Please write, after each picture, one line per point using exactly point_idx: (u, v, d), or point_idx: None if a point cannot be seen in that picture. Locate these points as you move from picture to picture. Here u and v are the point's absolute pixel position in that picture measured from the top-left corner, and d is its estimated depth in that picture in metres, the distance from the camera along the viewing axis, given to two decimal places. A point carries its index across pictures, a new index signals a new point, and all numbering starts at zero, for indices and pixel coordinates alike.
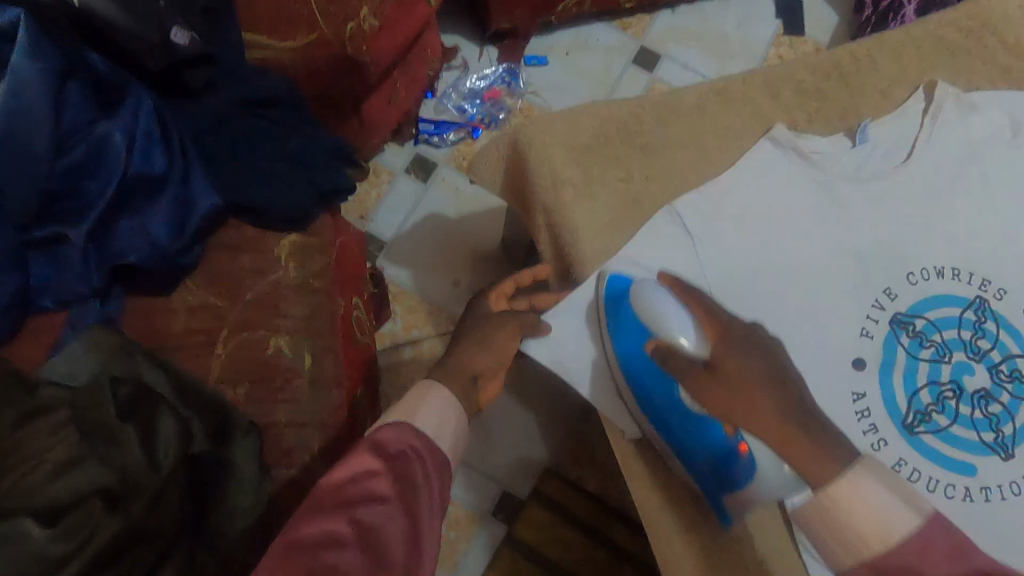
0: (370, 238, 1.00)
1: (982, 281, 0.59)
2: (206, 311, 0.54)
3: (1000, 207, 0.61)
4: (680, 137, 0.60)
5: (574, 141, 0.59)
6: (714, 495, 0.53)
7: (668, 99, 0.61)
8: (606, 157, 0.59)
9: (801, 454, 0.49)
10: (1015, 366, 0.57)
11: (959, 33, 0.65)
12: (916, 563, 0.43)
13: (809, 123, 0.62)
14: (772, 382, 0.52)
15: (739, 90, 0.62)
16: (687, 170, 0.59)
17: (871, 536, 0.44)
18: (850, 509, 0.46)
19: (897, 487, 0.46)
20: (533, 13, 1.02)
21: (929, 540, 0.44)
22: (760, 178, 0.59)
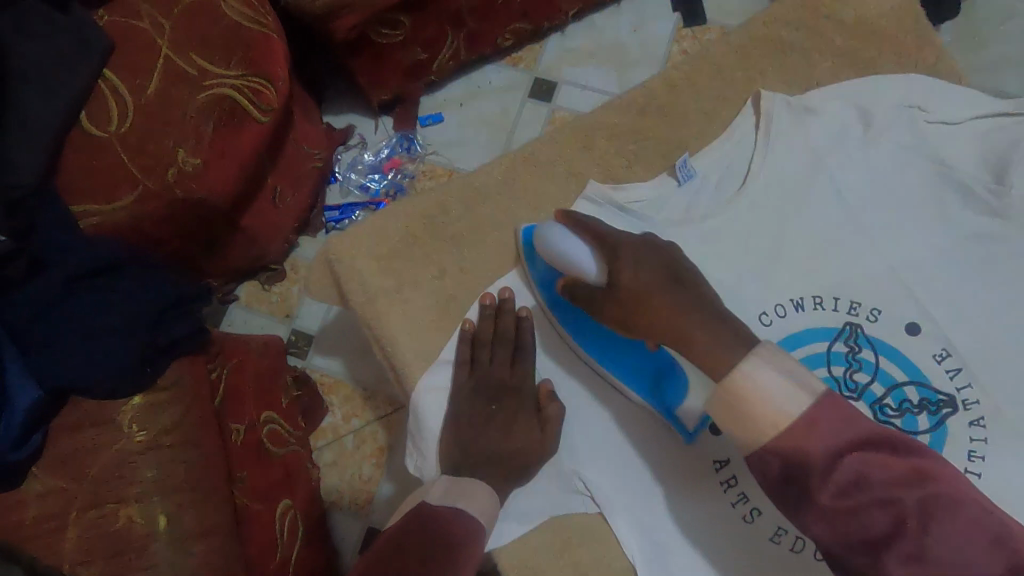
0: (297, 334, 1.01)
1: (850, 304, 0.52)
2: (56, 495, 0.55)
3: (859, 214, 0.54)
4: (491, 218, 0.57)
5: (381, 248, 0.57)
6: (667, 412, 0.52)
7: (475, 180, 0.59)
8: (416, 255, 0.57)
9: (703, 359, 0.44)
10: (903, 397, 0.51)
11: (786, 26, 0.59)
12: (804, 440, 0.38)
13: (629, 169, 0.58)
14: (672, 282, 0.47)
15: (547, 152, 0.58)
16: (503, 251, 0.57)
17: (765, 420, 0.39)
18: (746, 399, 0.40)
19: (791, 367, 0.40)
20: (410, 78, 1.01)
21: (816, 416, 0.38)
22: None
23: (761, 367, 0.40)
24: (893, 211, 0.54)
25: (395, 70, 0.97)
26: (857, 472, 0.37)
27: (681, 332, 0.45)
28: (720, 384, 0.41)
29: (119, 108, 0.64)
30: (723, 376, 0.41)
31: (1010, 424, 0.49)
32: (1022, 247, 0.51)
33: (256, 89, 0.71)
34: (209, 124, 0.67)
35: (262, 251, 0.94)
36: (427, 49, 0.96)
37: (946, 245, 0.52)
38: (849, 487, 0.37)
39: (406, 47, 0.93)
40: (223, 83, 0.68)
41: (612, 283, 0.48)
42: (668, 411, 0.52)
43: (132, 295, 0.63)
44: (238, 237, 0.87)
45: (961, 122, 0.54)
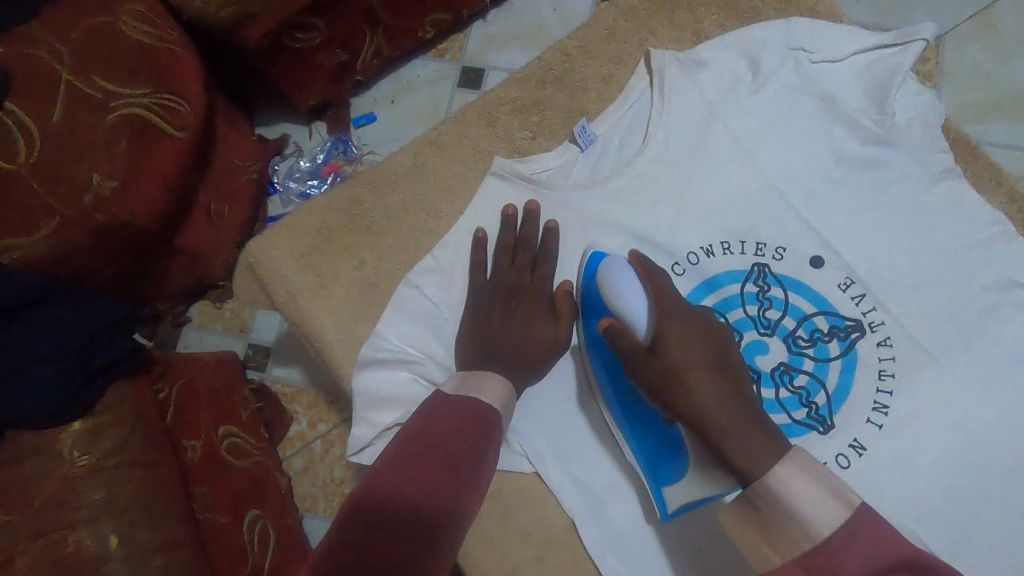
0: (254, 347, 1.01)
1: (756, 245, 0.54)
2: (2, 531, 0.53)
3: (758, 159, 0.55)
4: (405, 204, 0.58)
5: (299, 246, 0.58)
6: (656, 486, 0.53)
7: (387, 168, 0.59)
8: (337, 250, 0.57)
9: (732, 444, 0.43)
10: (814, 327, 0.52)
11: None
12: (834, 562, 0.38)
13: (534, 140, 0.59)
14: (719, 370, 0.46)
15: (454, 133, 0.59)
16: (420, 234, 0.58)
17: (797, 532, 0.39)
18: (775, 500, 0.41)
19: (829, 480, 0.40)
20: (335, 81, 1.01)
21: (855, 532, 0.38)
22: (493, 219, 0.57)
23: (799, 475, 0.41)
24: (789, 151, 0.55)
25: (318, 74, 0.97)
26: None
27: (701, 415, 0.45)
28: (750, 486, 0.42)
29: (25, 141, 0.62)
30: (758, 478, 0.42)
31: (915, 343, 0.51)
32: (907, 173, 0.54)
33: (168, 106, 0.73)
34: (123, 144, 0.68)
35: (206, 270, 0.94)
36: (347, 50, 0.96)
37: (841, 178, 0.54)
38: None
39: (325, 49, 0.93)
40: (134, 104, 0.69)
41: (656, 349, 0.47)
42: (656, 485, 0.53)
43: (59, 318, 0.63)
44: (178, 257, 0.87)
45: (843, 59, 0.56)
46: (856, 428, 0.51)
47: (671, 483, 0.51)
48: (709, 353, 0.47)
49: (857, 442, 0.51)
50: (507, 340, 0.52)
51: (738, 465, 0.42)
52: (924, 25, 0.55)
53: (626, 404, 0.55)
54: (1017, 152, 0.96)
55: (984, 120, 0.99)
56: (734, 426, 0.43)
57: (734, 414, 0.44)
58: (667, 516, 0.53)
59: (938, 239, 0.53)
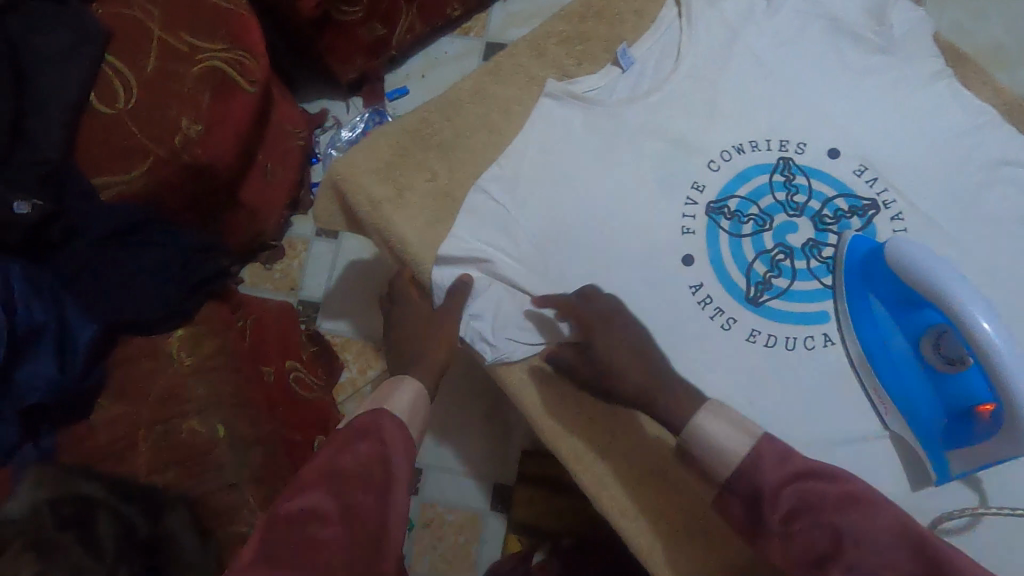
0: (304, 303, 1.08)
1: (780, 142, 0.62)
2: (123, 419, 0.63)
3: (776, 71, 0.64)
4: (469, 124, 0.66)
5: (377, 163, 0.65)
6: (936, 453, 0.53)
7: (451, 95, 0.67)
8: (410, 165, 0.65)
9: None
10: (836, 207, 0.60)
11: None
12: (743, 469, 0.44)
13: (579, 66, 0.67)
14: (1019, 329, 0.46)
15: (508, 63, 0.67)
16: (484, 149, 0.65)
17: (720, 460, 0.46)
18: (699, 442, 0.47)
19: (741, 423, 0.46)
20: (373, 55, 1.09)
21: (759, 454, 0.44)
22: (549, 132, 0.64)
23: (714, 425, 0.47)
24: (803, 64, 0.64)
25: (359, 48, 1.06)
26: (791, 505, 0.41)
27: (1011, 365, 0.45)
28: (681, 436, 0.48)
29: (124, 87, 0.71)
30: None
31: (924, 217, 0.59)
32: (905, 77, 0.62)
33: (243, 62, 0.80)
34: (207, 93, 0.75)
35: (260, 227, 1.01)
36: (385, 25, 1.05)
37: (850, 82, 0.63)
38: (795, 511, 0.41)
39: (366, 24, 1.02)
40: (215, 58, 0.76)
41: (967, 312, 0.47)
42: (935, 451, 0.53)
43: (155, 250, 0.74)
44: (239, 212, 0.94)
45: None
46: None
47: (957, 449, 0.51)
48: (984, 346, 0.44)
49: None
50: (415, 350, 0.58)
51: None
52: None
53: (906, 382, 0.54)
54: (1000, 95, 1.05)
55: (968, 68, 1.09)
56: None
57: None
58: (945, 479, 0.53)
59: (936, 131, 0.61)
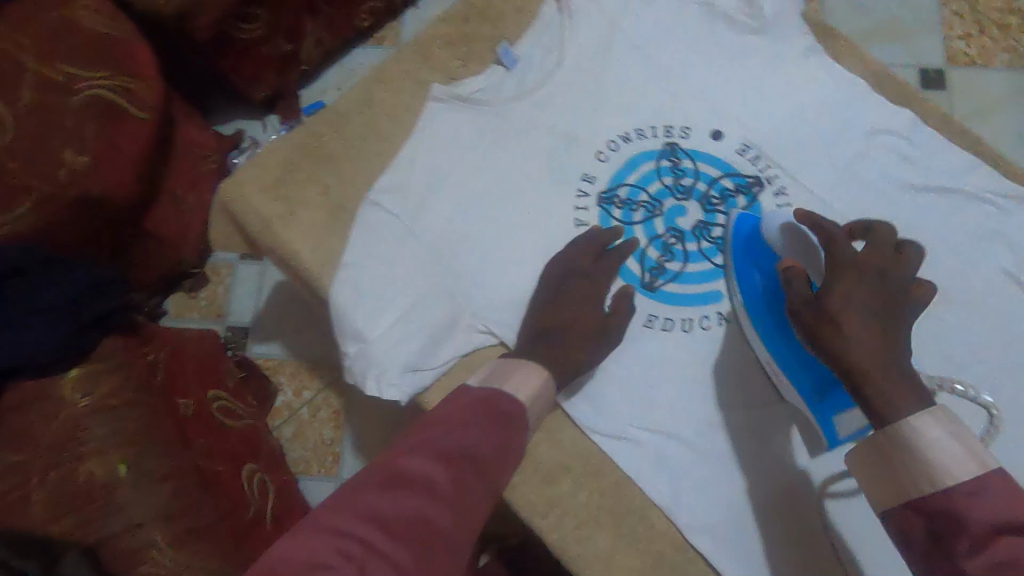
0: (232, 329, 1.05)
1: (665, 129, 0.63)
2: (14, 469, 0.58)
3: (655, 60, 0.65)
4: (359, 134, 0.65)
5: (267, 181, 0.64)
6: (822, 420, 0.53)
7: (338, 105, 0.66)
8: (301, 180, 0.64)
9: (874, 386, 0.44)
10: (722, 187, 0.61)
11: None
12: (960, 504, 0.38)
13: (466, 68, 0.67)
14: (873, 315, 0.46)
15: (394, 69, 0.67)
16: (376, 158, 0.65)
17: (923, 474, 0.41)
18: (908, 445, 0.42)
19: (964, 434, 0.41)
20: (283, 71, 1.08)
21: (986, 483, 0.38)
22: (438, 136, 0.64)
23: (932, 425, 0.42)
24: (678, 50, 0.65)
25: (266, 65, 1.04)
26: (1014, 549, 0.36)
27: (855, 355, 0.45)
28: (881, 428, 0.43)
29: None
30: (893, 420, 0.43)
31: (806, 190, 0.61)
32: (778, 56, 0.64)
33: (130, 90, 0.78)
34: (91, 126, 0.73)
35: (179, 255, 0.99)
36: (290, 40, 1.04)
37: (726, 63, 0.64)
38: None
39: (269, 40, 1.01)
40: (95, 85, 0.74)
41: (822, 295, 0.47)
42: (822, 419, 0.53)
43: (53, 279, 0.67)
44: (150, 241, 0.92)
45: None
46: None
47: (840, 412, 0.51)
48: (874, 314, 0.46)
49: None
50: None
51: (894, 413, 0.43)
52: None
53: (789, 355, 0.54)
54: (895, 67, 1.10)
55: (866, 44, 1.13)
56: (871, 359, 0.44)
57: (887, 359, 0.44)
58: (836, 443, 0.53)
59: (809, 107, 0.63)
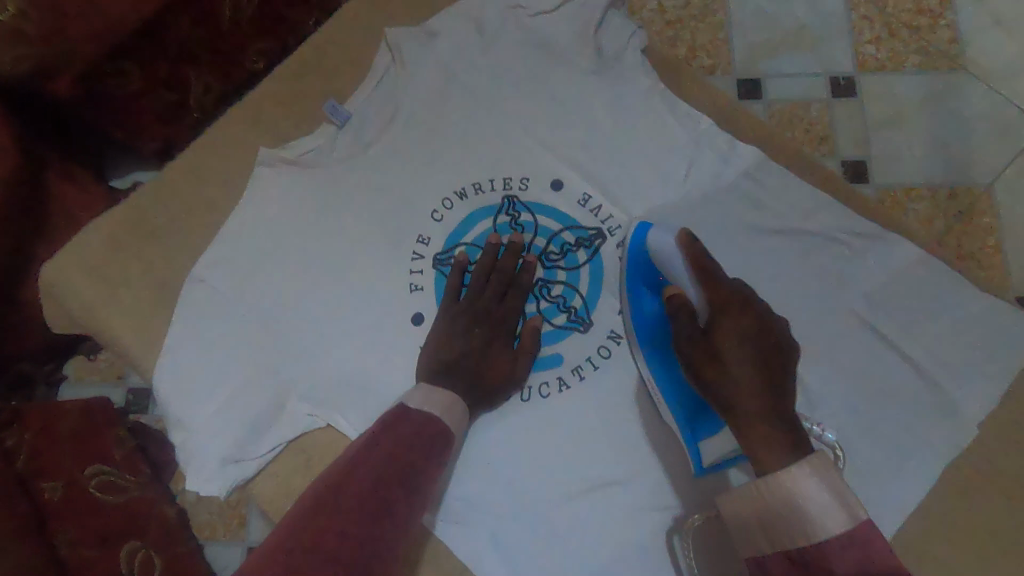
0: (133, 390, 1.02)
1: (504, 180, 0.68)
2: None
3: (492, 106, 0.68)
4: (183, 207, 0.63)
5: (88, 264, 0.61)
6: (693, 441, 0.65)
7: (163, 177, 0.64)
8: (122, 261, 0.61)
9: (759, 433, 0.57)
10: (562, 242, 0.69)
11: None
12: (825, 556, 0.51)
13: (298, 127, 0.67)
14: (764, 357, 0.58)
15: (223, 134, 0.66)
16: (201, 229, 0.63)
17: (801, 522, 0.53)
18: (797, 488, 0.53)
19: (838, 489, 0.53)
20: (173, 122, 1.04)
21: (870, 542, 0.50)
22: (264, 205, 0.62)
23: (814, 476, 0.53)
24: (513, 98, 0.69)
25: (152, 117, 1.01)
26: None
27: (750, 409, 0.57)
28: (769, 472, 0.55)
29: None
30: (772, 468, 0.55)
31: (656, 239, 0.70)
32: (615, 98, 0.69)
33: None
34: None
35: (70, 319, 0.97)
36: (175, 90, 1.00)
37: (561, 114, 0.68)
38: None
39: (151, 92, 0.97)
40: None
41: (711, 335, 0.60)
42: (692, 441, 0.66)
43: None
44: (31, 310, 0.90)
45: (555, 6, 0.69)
46: (606, 323, 0.69)
47: (711, 435, 0.64)
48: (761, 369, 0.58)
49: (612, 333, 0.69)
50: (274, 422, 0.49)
51: (759, 454, 0.56)
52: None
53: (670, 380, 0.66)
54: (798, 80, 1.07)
55: (772, 54, 1.10)
56: (764, 423, 0.56)
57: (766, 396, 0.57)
58: (701, 472, 0.66)
59: (631, 145, 0.69)
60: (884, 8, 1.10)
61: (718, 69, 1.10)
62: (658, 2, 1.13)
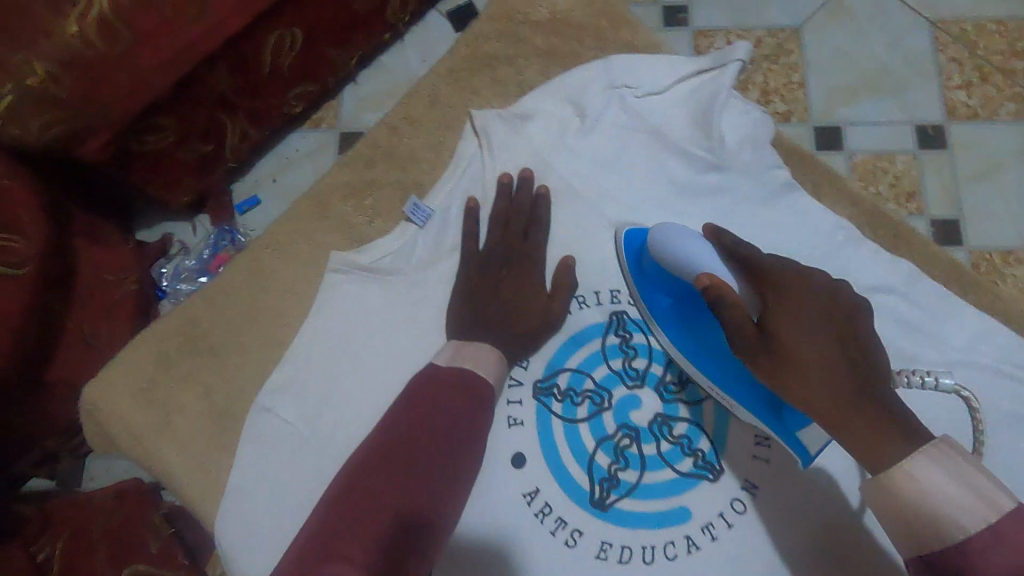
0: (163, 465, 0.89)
1: (611, 295, 0.72)
2: None
3: (593, 179, 0.74)
4: (241, 321, 0.69)
5: (133, 387, 0.66)
6: (788, 433, 0.62)
7: (224, 285, 0.70)
8: (174, 386, 0.66)
9: (860, 448, 0.53)
10: (682, 370, 0.71)
11: (488, 48, 0.81)
12: (964, 551, 0.48)
13: (372, 223, 0.74)
14: (842, 336, 0.55)
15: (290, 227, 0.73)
16: (267, 336, 0.68)
17: (932, 518, 0.49)
18: (912, 487, 0.50)
19: (961, 475, 0.49)
20: (204, 172, 0.97)
21: (1004, 525, 0.47)
22: (339, 314, 0.67)
23: (931, 464, 0.50)
24: (608, 172, 0.74)
25: (183, 168, 0.93)
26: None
27: (835, 413, 0.53)
28: (880, 474, 0.52)
29: None
30: (885, 470, 0.51)
31: None
32: (737, 177, 0.73)
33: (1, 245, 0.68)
34: None
35: None
36: (209, 139, 0.92)
37: (680, 206, 0.73)
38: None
39: (183, 144, 0.89)
40: None
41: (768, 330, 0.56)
42: (789, 433, 0.62)
43: None
44: (57, 392, 0.82)
45: (666, 89, 0.76)
46: (733, 470, 0.68)
47: (804, 428, 0.60)
48: (836, 345, 0.55)
49: (750, 485, 0.67)
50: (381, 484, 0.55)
51: (869, 463, 0.52)
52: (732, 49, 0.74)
53: (725, 377, 0.64)
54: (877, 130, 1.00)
55: (853, 99, 1.02)
56: (856, 419, 0.52)
57: (851, 380, 0.53)
58: (809, 462, 0.63)
59: (748, 219, 0.73)
60: (974, 50, 1.02)
61: (793, 115, 1.02)
62: (727, 40, 1.05)
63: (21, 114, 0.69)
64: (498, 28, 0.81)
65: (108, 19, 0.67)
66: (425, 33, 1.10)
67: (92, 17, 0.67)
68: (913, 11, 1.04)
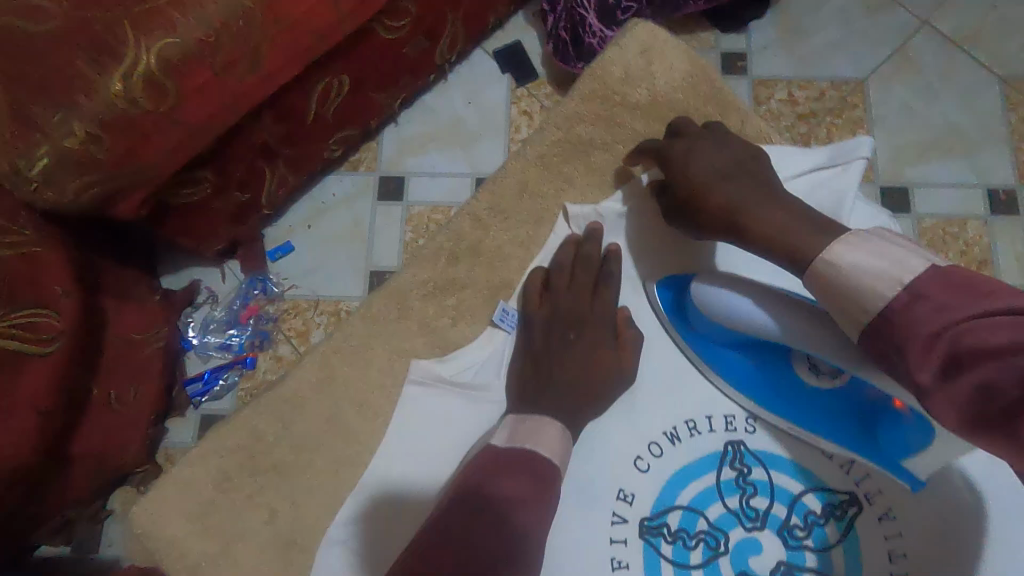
0: None
1: (722, 424, 0.73)
2: None
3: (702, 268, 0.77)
4: (319, 426, 0.72)
5: (205, 487, 0.69)
6: (894, 464, 0.63)
7: (303, 383, 0.73)
8: (239, 508, 0.68)
9: (761, 224, 0.61)
10: (807, 510, 0.69)
11: (582, 131, 0.82)
12: (894, 314, 0.47)
13: (455, 323, 0.78)
14: (738, 172, 0.66)
15: (369, 322, 0.76)
16: (343, 440, 0.71)
17: (862, 299, 0.49)
18: (836, 278, 0.51)
19: (879, 251, 0.49)
20: (240, 219, 0.90)
21: (922, 285, 0.46)
22: (417, 423, 0.71)
23: (849, 247, 0.51)
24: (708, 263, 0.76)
25: (219, 218, 0.87)
26: (975, 350, 0.42)
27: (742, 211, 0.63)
28: (814, 274, 0.54)
29: None
30: (815, 264, 0.54)
31: None
32: None
33: (32, 320, 0.63)
34: None
35: (121, 458, 0.83)
36: (248, 189, 0.86)
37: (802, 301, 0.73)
38: (961, 362, 0.43)
39: (221, 194, 0.83)
40: None
41: (687, 195, 0.68)
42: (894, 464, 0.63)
43: None
44: (80, 464, 0.76)
45: (790, 183, 0.76)
46: None
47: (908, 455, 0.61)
48: (733, 170, 0.67)
49: None
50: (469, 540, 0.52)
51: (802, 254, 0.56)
52: (858, 147, 0.75)
53: (750, 381, 0.71)
54: (946, 192, 0.96)
55: (921, 159, 0.97)
56: (772, 228, 0.59)
57: (741, 195, 0.64)
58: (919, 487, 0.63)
59: None
60: None
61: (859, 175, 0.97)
62: (789, 91, 1.01)
63: (59, 178, 0.63)
64: (593, 112, 0.82)
65: (153, 76, 0.62)
66: (470, 71, 1.04)
67: (138, 76, 0.61)
68: (984, 68, 1.00)
